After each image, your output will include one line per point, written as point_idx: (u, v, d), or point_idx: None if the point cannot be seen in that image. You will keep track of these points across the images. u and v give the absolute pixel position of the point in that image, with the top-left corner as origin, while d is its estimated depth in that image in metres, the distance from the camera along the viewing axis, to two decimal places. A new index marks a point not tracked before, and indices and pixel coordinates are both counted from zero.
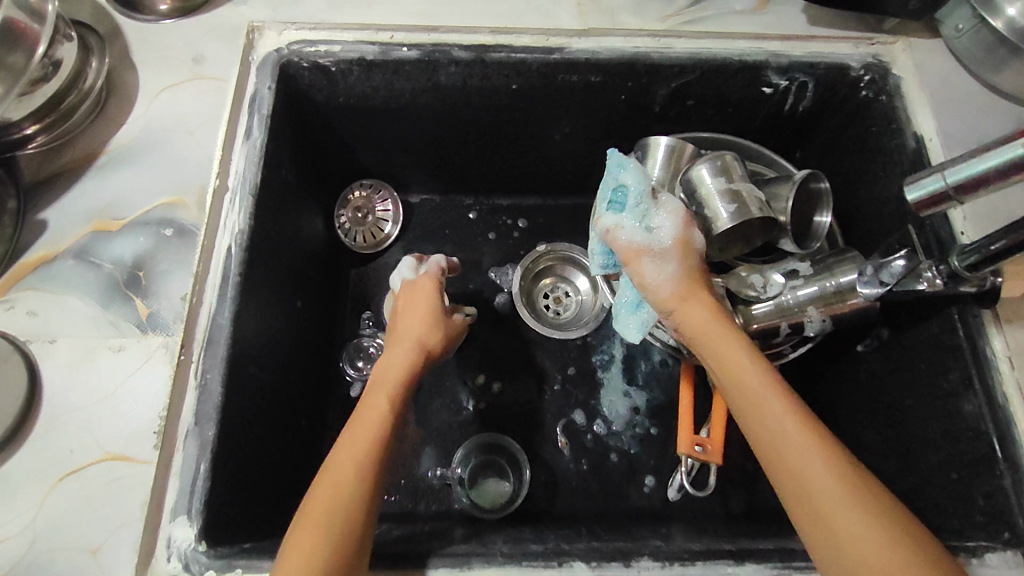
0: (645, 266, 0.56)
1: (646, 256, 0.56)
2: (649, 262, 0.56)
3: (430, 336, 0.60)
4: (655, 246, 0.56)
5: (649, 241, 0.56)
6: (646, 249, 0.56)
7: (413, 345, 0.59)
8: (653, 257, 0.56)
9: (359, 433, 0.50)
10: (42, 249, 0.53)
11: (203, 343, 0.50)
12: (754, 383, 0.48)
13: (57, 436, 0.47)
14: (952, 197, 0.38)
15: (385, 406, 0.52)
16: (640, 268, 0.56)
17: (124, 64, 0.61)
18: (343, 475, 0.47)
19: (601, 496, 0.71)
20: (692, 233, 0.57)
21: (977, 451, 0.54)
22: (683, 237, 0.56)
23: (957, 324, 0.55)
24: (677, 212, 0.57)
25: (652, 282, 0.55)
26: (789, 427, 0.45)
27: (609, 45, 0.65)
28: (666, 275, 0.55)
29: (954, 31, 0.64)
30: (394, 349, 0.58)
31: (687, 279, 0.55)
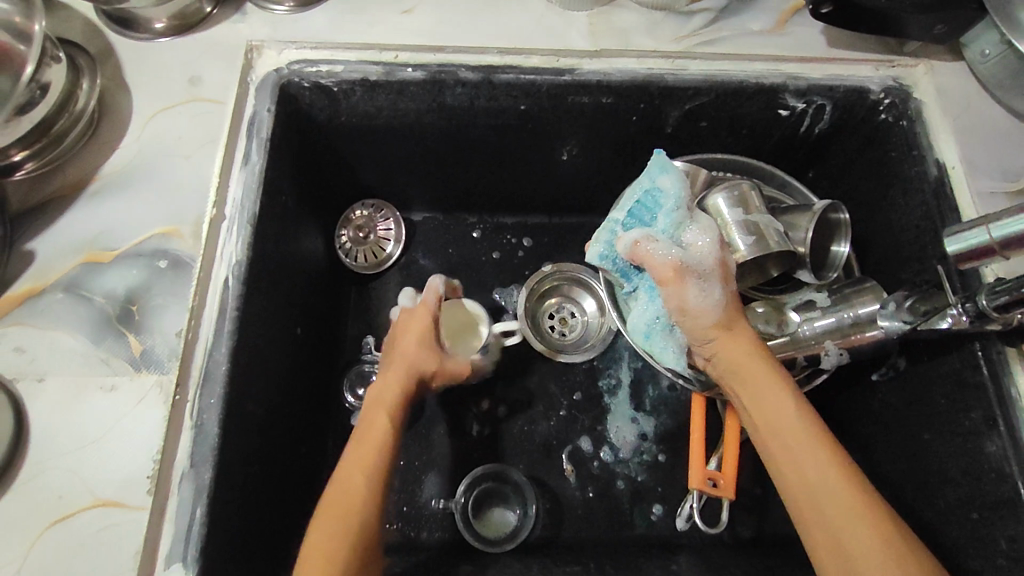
0: (690, 289, 0.53)
1: (690, 278, 0.53)
2: (694, 285, 0.53)
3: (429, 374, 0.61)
4: (699, 267, 0.54)
5: (693, 261, 0.54)
6: (690, 270, 0.53)
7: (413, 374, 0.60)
8: (696, 279, 0.54)
9: (361, 458, 0.52)
10: (30, 281, 0.51)
11: (198, 381, 0.49)
12: (796, 432, 0.48)
13: (45, 482, 0.45)
14: (999, 250, 0.35)
15: (386, 432, 0.54)
16: (684, 291, 0.54)
17: (117, 85, 0.59)
18: (349, 500, 0.49)
19: (608, 526, 0.69)
20: (730, 253, 0.56)
21: (1001, 493, 0.52)
22: (725, 259, 0.55)
23: (981, 362, 0.53)
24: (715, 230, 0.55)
25: (697, 307, 0.54)
26: (830, 481, 0.46)
27: (621, 66, 0.63)
28: (712, 299, 0.54)
29: (978, 56, 0.61)
30: (394, 371, 0.59)
31: (727, 308, 0.54)
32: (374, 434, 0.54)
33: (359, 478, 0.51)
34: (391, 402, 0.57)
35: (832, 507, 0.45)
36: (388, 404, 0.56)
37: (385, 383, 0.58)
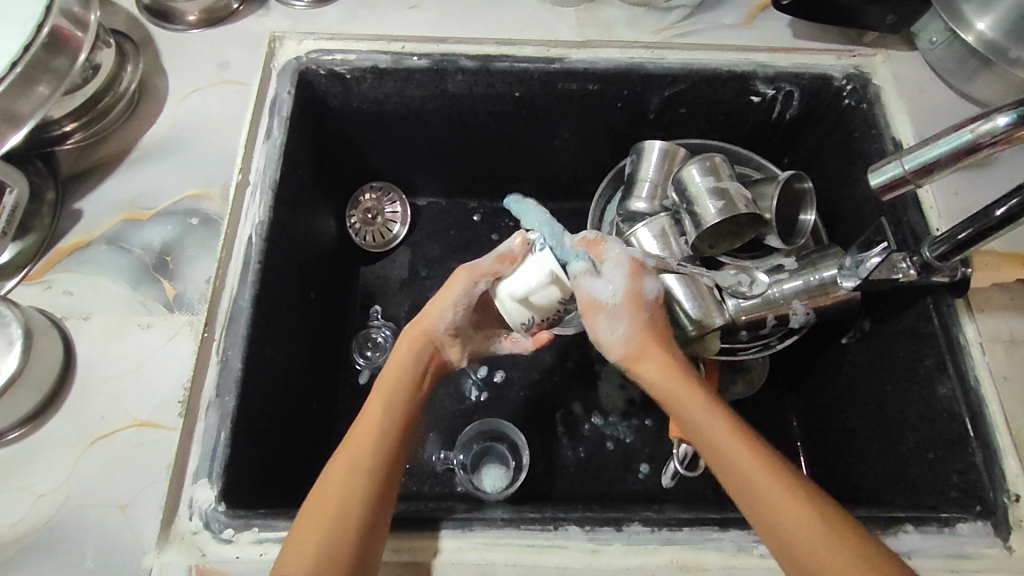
0: (601, 321, 0.55)
1: (599, 314, 0.55)
2: (603, 321, 0.55)
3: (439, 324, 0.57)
4: (613, 302, 0.55)
5: (609, 295, 0.54)
6: (604, 305, 0.54)
7: (421, 342, 0.57)
8: (605, 314, 0.55)
9: (355, 447, 0.50)
10: (78, 235, 0.59)
11: (225, 322, 0.55)
12: (728, 440, 0.49)
13: (92, 402, 0.52)
14: (912, 180, 0.43)
15: (379, 418, 0.52)
16: (595, 326, 0.55)
17: (155, 69, 0.66)
18: (335, 487, 0.48)
19: (598, 483, 0.74)
20: (642, 281, 0.57)
21: (952, 431, 0.56)
22: (638, 289, 0.56)
23: (932, 313, 0.58)
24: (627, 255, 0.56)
25: (606, 341, 0.56)
26: (766, 478, 0.47)
27: (606, 55, 0.70)
28: (618, 334, 0.55)
29: (927, 44, 0.67)
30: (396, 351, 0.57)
31: (641, 336, 0.55)
32: (368, 423, 0.52)
33: (348, 467, 0.49)
34: (392, 391, 0.54)
35: (771, 498, 0.46)
36: (387, 389, 0.54)
37: (388, 360, 0.56)
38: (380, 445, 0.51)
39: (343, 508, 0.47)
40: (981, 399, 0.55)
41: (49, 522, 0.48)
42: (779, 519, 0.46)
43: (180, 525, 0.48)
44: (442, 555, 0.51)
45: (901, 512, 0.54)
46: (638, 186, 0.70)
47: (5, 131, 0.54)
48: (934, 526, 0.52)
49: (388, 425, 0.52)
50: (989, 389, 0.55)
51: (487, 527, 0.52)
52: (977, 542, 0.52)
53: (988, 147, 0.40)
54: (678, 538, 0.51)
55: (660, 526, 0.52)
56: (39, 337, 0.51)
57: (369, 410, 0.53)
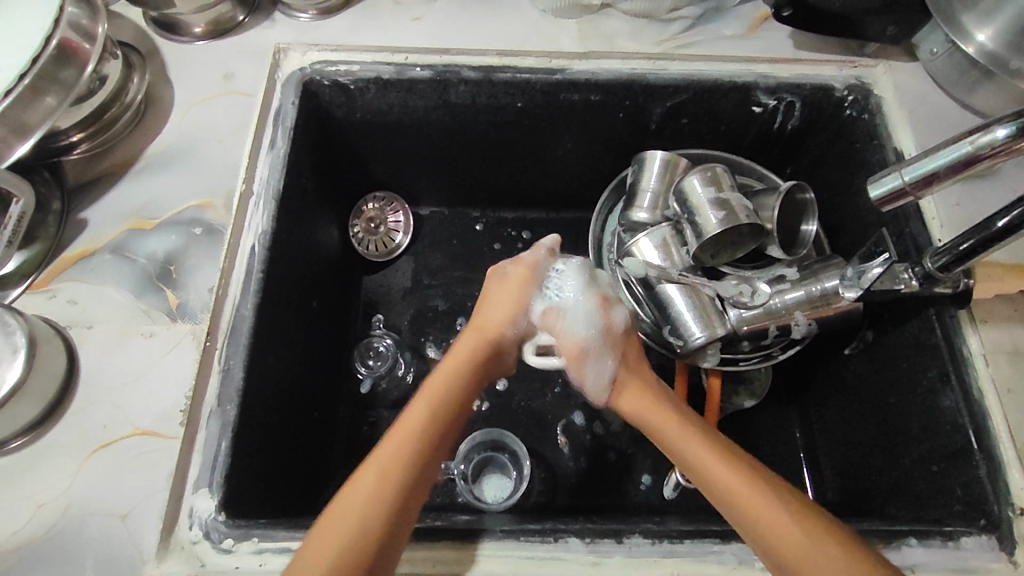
0: (589, 370, 0.60)
1: (586, 362, 0.60)
2: (590, 369, 0.60)
3: (508, 322, 0.60)
4: (596, 345, 0.60)
5: (589, 350, 0.59)
6: (586, 356, 0.59)
7: (482, 341, 0.59)
8: (591, 364, 0.60)
9: (383, 463, 0.48)
10: (83, 244, 0.60)
11: (227, 331, 0.55)
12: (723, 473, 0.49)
13: (94, 411, 0.52)
14: (910, 192, 0.43)
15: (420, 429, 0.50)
16: (584, 372, 0.60)
17: (162, 81, 0.67)
18: (354, 508, 0.45)
19: (599, 494, 0.73)
20: (613, 313, 0.61)
21: (955, 443, 0.55)
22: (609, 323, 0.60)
23: (935, 324, 0.58)
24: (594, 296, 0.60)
25: (595, 388, 0.60)
26: (740, 481, 0.48)
27: (607, 66, 0.70)
28: (607, 379, 0.59)
29: (928, 54, 0.67)
30: (457, 347, 0.58)
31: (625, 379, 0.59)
32: (400, 440, 0.49)
33: (377, 480, 0.47)
34: (439, 390, 0.54)
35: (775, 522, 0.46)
36: (433, 393, 0.53)
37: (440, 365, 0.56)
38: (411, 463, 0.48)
39: (360, 532, 0.44)
40: (986, 412, 0.54)
41: (50, 531, 0.48)
42: (779, 538, 0.45)
43: (180, 534, 0.49)
44: (441, 566, 0.50)
45: (903, 525, 0.54)
46: (639, 197, 0.70)
47: (12, 141, 0.54)
48: (938, 540, 0.52)
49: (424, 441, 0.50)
50: (993, 401, 0.54)
51: (487, 538, 0.51)
52: (981, 556, 0.51)
53: (987, 159, 0.40)
54: (678, 551, 0.51)
55: (661, 538, 0.51)
56: (42, 346, 0.51)
57: (406, 423, 0.51)
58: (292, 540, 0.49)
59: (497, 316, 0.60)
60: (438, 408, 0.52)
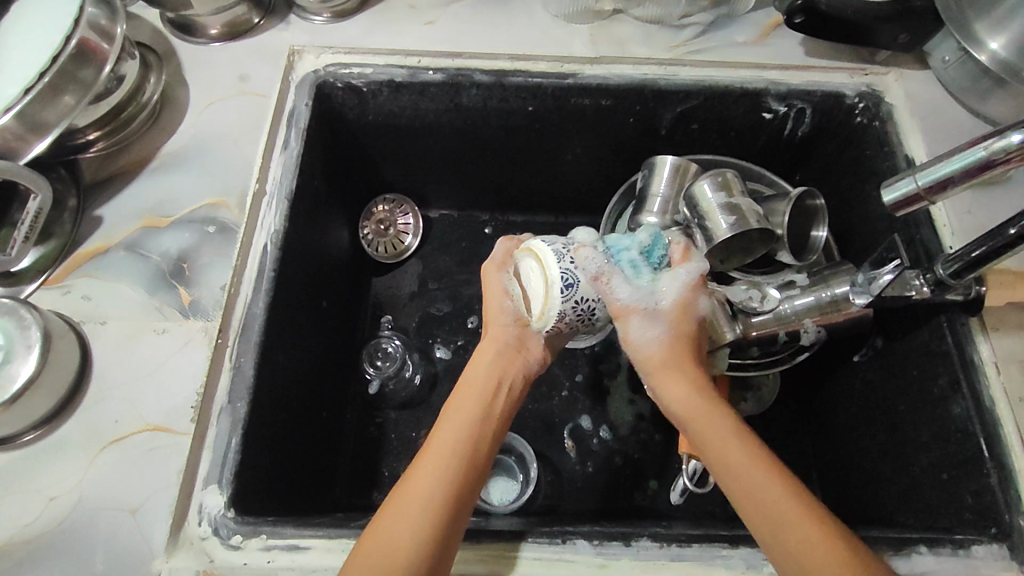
0: (635, 323, 0.52)
1: (635, 315, 0.52)
2: (637, 322, 0.52)
3: (500, 326, 0.54)
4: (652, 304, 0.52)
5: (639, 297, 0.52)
6: (637, 306, 0.51)
7: (495, 355, 0.53)
8: (641, 316, 0.52)
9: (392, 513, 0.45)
10: (97, 241, 0.60)
11: (238, 329, 0.55)
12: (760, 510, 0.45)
13: (106, 405, 0.53)
14: (924, 196, 0.43)
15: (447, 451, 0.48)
16: (627, 325, 0.52)
17: (177, 81, 0.68)
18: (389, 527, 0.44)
19: (606, 496, 0.73)
20: (699, 298, 0.53)
21: (966, 451, 0.55)
22: (688, 305, 0.52)
23: (946, 332, 0.57)
24: (693, 270, 0.53)
25: (638, 343, 0.52)
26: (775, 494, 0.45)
27: (619, 71, 0.70)
28: (650, 337, 0.52)
29: (941, 62, 0.67)
30: (473, 367, 0.53)
31: (677, 344, 0.52)
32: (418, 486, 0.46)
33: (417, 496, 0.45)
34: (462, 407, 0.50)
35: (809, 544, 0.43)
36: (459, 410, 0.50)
37: (467, 368, 0.53)
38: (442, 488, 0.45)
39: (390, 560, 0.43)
40: (997, 420, 0.54)
41: (60, 525, 0.48)
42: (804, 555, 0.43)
43: (189, 530, 0.49)
44: None
45: (913, 533, 0.53)
46: (650, 201, 0.70)
47: (31, 139, 0.55)
48: (948, 549, 0.51)
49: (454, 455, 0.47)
50: (1005, 409, 0.54)
51: (494, 539, 0.51)
52: (992, 566, 0.51)
53: (1001, 164, 0.40)
54: (687, 555, 0.51)
55: (669, 542, 0.51)
56: (57, 341, 0.52)
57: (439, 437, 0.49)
58: (300, 538, 0.49)
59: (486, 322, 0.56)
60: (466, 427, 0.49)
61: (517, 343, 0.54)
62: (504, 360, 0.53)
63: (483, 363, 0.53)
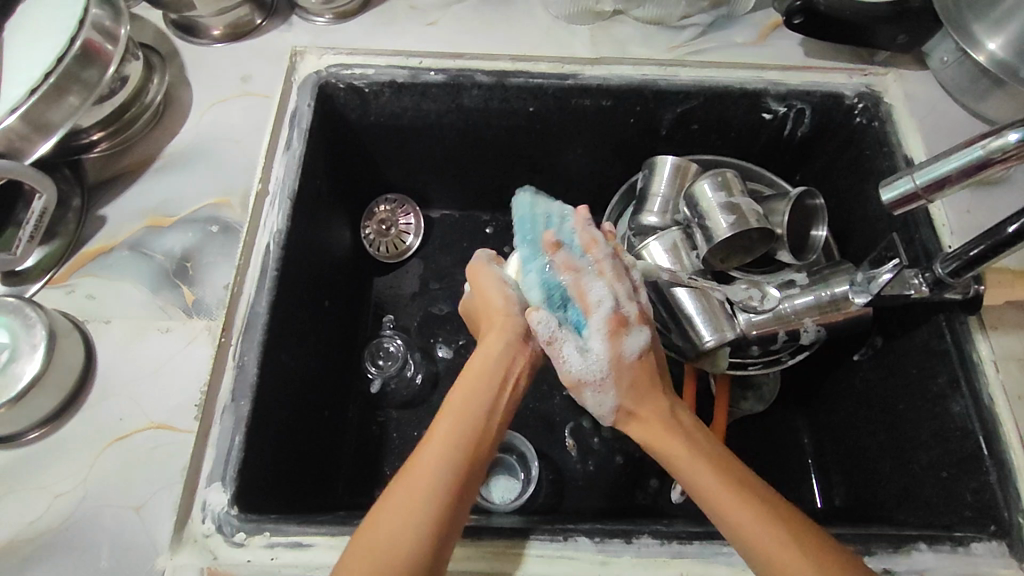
0: (587, 395, 0.54)
1: (586, 388, 0.54)
2: (590, 393, 0.54)
3: (507, 314, 0.56)
4: (593, 375, 0.53)
5: (578, 366, 0.53)
6: (585, 379, 0.53)
7: (500, 344, 0.53)
8: (590, 387, 0.53)
9: (390, 516, 0.44)
10: (101, 241, 0.61)
11: (242, 328, 0.56)
12: (756, 521, 0.45)
13: (110, 404, 0.53)
14: (921, 196, 0.43)
15: (445, 450, 0.47)
16: (582, 399, 0.54)
17: (181, 82, 0.69)
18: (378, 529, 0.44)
19: (607, 495, 0.73)
20: (625, 339, 0.54)
21: (965, 449, 0.55)
22: (618, 352, 0.53)
23: (945, 331, 0.58)
24: (603, 316, 0.54)
25: (594, 411, 0.54)
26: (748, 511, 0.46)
27: (619, 72, 0.70)
28: (604, 406, 0.54)
29: (940, 63, 0.67)
30: (474, 361, 0.53)
31: (632, 398, 0.53)
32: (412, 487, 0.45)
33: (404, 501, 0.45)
34: (461, 405, 0.50)
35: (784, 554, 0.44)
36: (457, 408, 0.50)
37: (469, 362, 0.53)
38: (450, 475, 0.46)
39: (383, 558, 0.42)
40: (996, 418, 0.54)
41: (65, 522, 0.49)
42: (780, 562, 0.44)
43: (193, 527, 0.49)
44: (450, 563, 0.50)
45: (914, 530, 0.54)
46: (650, 201, 0.71)
47: (36, 140, 0.56)
48: (948, 546, 0.52)
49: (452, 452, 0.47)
50: (1004, 407, 0.54)
51: (496, 536, 0.51)
52: (991, 563, 0.51)
53: (998, 164, 0.40)
54: (687, 551, 0.51)
55: (670, 539, 0.52)
56: (62, 340, 0.52)
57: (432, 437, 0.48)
58: (304, 535, 0.49)
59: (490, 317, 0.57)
60: (464, 427, 0.48)
61: (523, 328, 0.55)
62: (508, 353, 0.53)
63: (494, 351, 0.53)
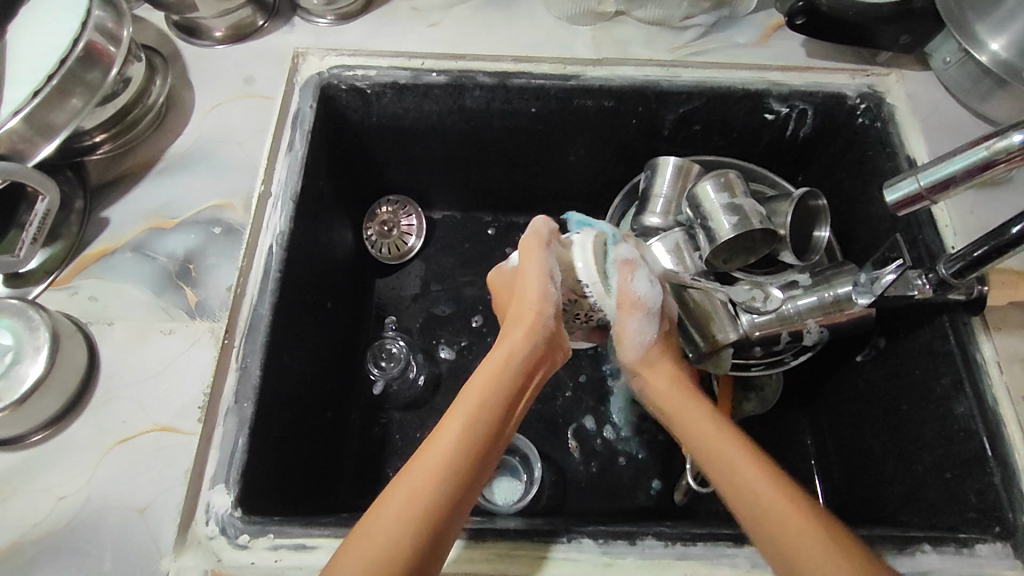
0: (637, 320, 0.53)
1: (639, 314, 0.53)
2: (639, 322, 0.53)
3: (536, 313, 0.52)
4: (654, 303, 0.54)
5: (651, 294, 0.54)
6: (644, 306, 0.53)
7: (526, 344, 0.50)
8: (647, 313, 0.53)
9: (403, 488, 0.43)
10: (103, 243, 0.61)
11: (244, 330, 0.56)
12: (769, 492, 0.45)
13: (113, 406, 0.53)
14: (925, 196, 0.43)
15: (456, 451, 0.45)
16: (630, 323, 0.53)
17: (183, 84, 0.69)
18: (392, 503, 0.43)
19: (610, 496, 0.73)
20: (667, 300, 0.59)
21: (969, 450, 0.55)
22: (664, 298, 0.56)
23: (948, 331, 0.57)
24: (655, 273, 0.58)
25: (633, 343, 0.54)
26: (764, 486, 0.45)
27: (621, 73, 0.70)
28: (649, 335, 0.54)
29: (942, 63, 0.67)
30: (499, 352, 0.50)
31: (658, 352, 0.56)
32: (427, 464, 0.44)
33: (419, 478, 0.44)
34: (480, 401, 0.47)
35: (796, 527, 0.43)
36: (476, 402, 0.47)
37: (493, 352, 0.50)
38: (456, 478, 0.44)
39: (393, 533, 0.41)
40: (1000, 419, 0.54)
41: (69, 525, 0.49)
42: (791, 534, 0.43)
43: (197, 530, 0.49)
44: (453, 566, 0.50)
45: (918, 532, 0.54)
46: (652, 202, 0.71)
47: (39, 142, 0.56)
48: (953, 547, 0.52)
49: (463, 452, 0.45)
50: (1008, 408, 0.54)
51: (500, 538, 0.51)
52: (996, 564, 0.51)
53: (1002, 165, 0.40)
54: (691, 553, 0.51)
55: (674, 540, 0.52)
56: (65, 342, 0.52)
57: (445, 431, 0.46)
58: (307, 537, 0.49)
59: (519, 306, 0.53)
60: (478, 426, 0.46)
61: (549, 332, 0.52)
62: (532, 355, 0.50)
63: (517, 353, 0.50)
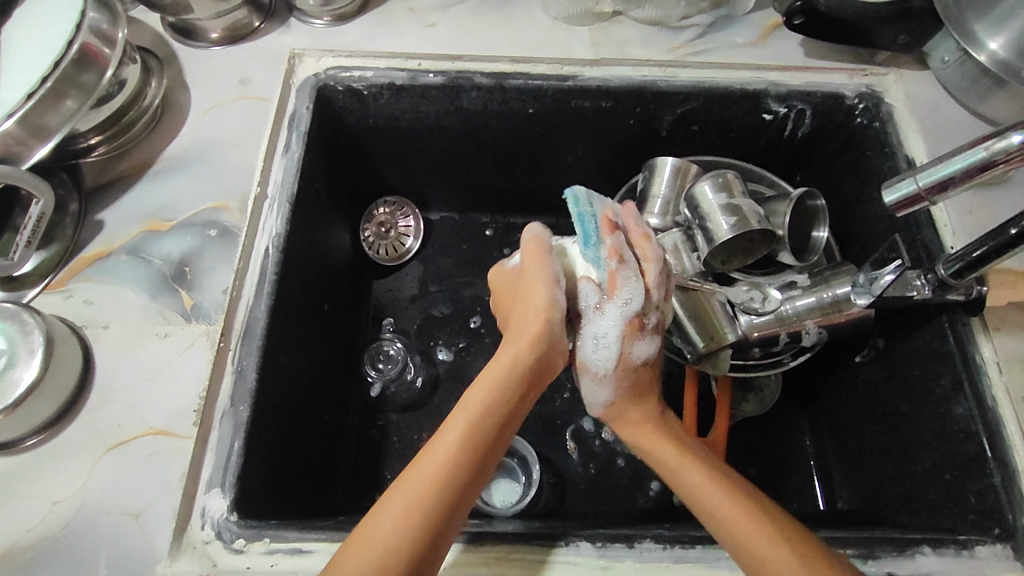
0: (584, 382, 0.55)
1: (585, 376, 0.54)
2: (587, 383, 0.54)
3: (542, 320, 0.50)
4: (599, 368, 0.53)
5: (593, 362, 0.53)
6: (589, 370, 0.53)
7: (530, 349, 0.49)
8: (591, 378, 0.54)
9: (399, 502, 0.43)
10: (98, 245, 0.60)
11: (241, 333, 0.56)
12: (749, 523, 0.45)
13: (108, 409, 0.53)
14: (924, 197, 0.43)
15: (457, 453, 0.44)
16: (579, 382, 0.55)
17: (179, 85, 0.68)
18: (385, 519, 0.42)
19: (609, 498, 0.73)
20: (636, 344, 0.52)
21: (969, 451, 0.55)
22: (627, 352, 0.52)
23: (947, 332, 0.57)
24: (627, 313, 0.51)
25: (587, 398, 0.55)
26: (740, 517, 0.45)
27: (619, 73, 0.70)
28: (596, 398, 0.55)
29: (941, 62, 0.67)
30: (503, 356, 0.49)
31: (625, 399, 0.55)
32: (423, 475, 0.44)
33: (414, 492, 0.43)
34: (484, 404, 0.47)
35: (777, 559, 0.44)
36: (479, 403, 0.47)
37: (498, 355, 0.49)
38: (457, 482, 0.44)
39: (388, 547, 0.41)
40: (1001, 420, 0.54)
41: (63, 529, 0.48)
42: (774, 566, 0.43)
43: (192, 534, 0.49)
44: (450, 569, 0.50)
45: (917, 534, 0.53)
46: (650, 203, 0.71)
47: (33, 144, 0.55)
48: (952, 549, 0.51)
49: (464, 455, 0.45)
50: (1007, 409, 0.54)
51: (497, 541, 0.51)
52: (997, 566, 0.51)
53: (1002, 165, 0.40)
54: (689, 556, 0.51)
55: (672, 543, 0.51)
56: (60, 345, 0.52)
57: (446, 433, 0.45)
58: (304, 541, 0.49)
59: (523, 311, 0.51)
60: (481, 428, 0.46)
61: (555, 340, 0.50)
62: (537, 359, 0.49)
63: (523, 358, 0.49)
